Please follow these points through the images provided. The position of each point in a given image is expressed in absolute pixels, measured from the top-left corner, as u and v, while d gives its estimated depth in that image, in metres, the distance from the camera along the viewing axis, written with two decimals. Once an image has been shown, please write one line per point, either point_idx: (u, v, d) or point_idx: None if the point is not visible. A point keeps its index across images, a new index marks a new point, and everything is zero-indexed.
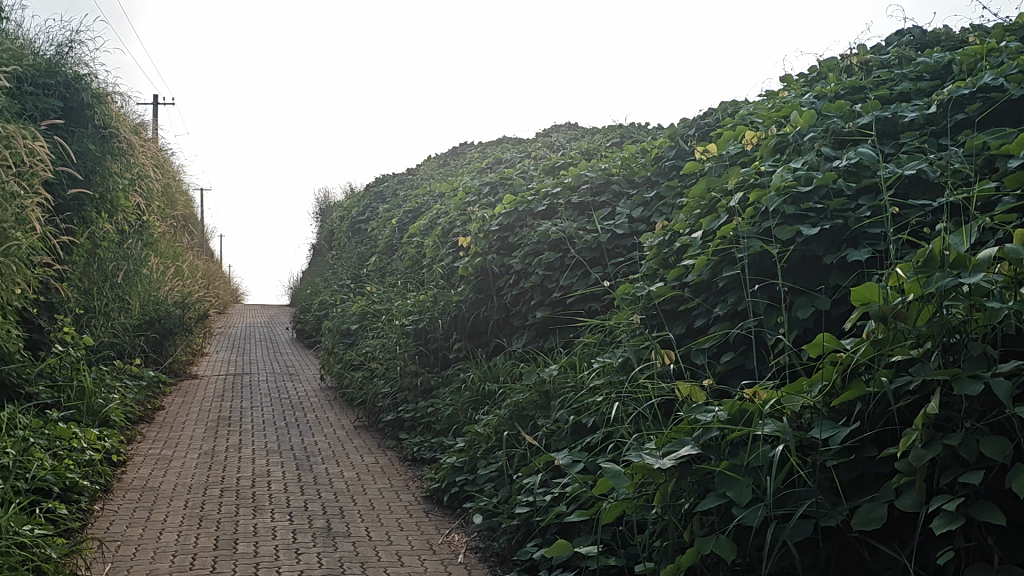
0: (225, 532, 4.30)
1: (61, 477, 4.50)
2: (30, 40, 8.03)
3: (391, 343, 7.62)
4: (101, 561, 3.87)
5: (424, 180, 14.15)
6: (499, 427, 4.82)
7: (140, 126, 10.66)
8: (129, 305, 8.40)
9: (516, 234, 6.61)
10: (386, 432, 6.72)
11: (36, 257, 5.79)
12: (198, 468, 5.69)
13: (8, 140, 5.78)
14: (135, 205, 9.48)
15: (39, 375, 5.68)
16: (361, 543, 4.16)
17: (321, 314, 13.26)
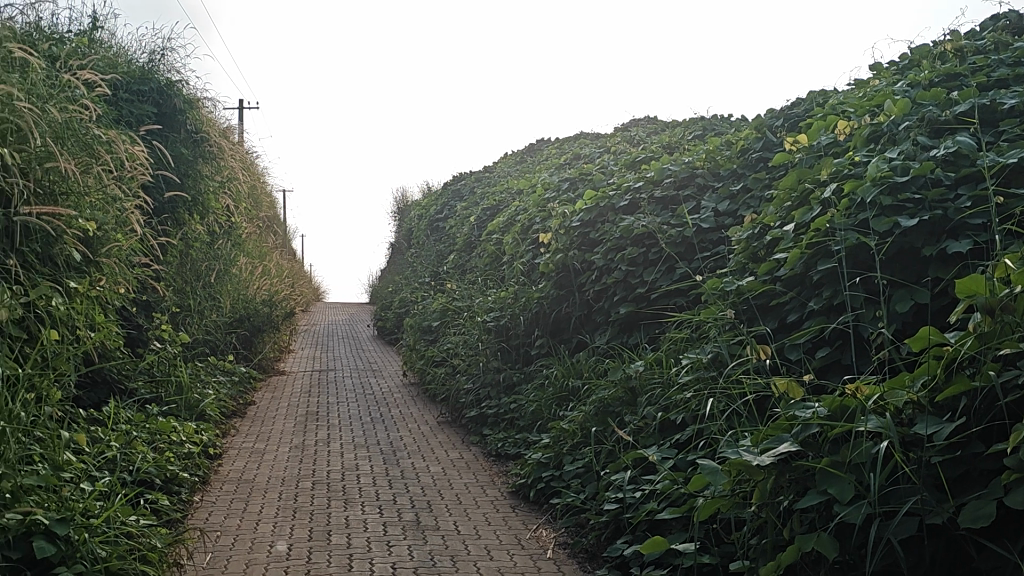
0: (318, 523, 4.40)
1: (163, 469, 4.66)
2: (125, 49, 8.32)
3: (473, 340, 7.67)
4: (203, 550, 4.00)
5: (502, 177, 14.20)
6: (586, 423, 4.81)
7: (228, 130, 10.96)
8: (221, 303, 8.64)
9: (598, 229, 6.58)
10: (470, 428, 6.76)
11: (136, 257, 6.00)
12: (290, 462, 5.83)
13: (109, 145, 6.00)
14: (225, 207, 9.74)
15: (140, 371, 5.88)
16: (450, 537, 4.21)
17: (402, 311, 13.42)
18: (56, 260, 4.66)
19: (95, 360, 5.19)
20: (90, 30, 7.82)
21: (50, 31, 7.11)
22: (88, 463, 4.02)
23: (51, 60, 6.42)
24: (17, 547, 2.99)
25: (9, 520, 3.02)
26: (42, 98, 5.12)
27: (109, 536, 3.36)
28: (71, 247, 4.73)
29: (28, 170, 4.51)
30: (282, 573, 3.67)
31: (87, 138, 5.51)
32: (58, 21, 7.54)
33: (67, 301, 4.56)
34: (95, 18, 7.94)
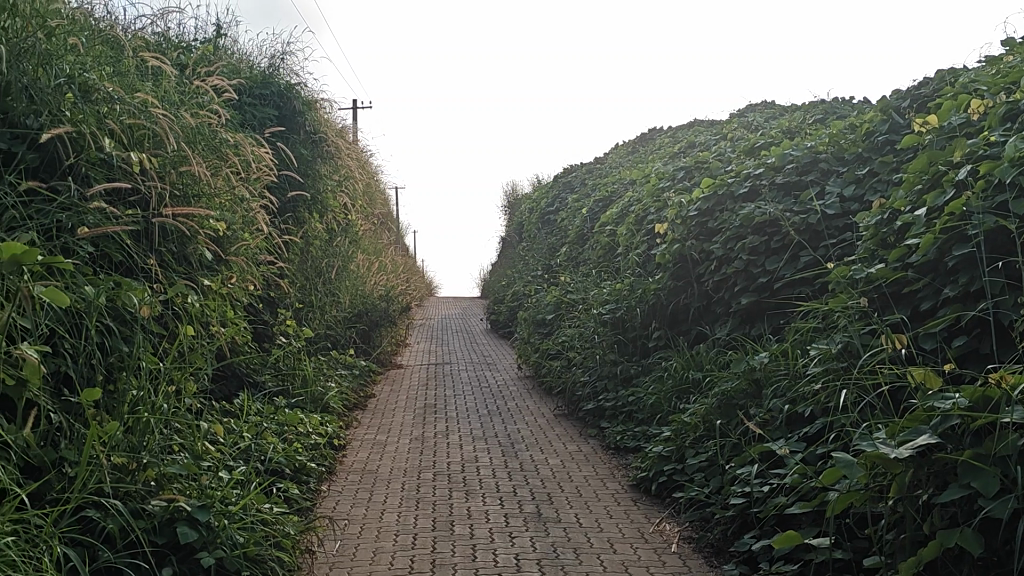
0: (441, 513, 4.48)
1: (292, 460, 4.83)
2: (248, 55, 8.63)
3: (589, 332, 7.65)
4: (333, 538, 4.12)
5: (614, 168, 14.10)
6: (708, 416, 4.74)
7: (343, 130, 11.23)
8: (341, 299, 8.88)
9: (717, 218, 6.46)
10: (588, 421, 6.75)
11: (261, 254, 6.23)
12: (411, 453, 5.96)
13: (236, 148, 6.24)
14: (343, 205, 10.00)
15: (268, 365, 6.10)
16: (572, 529, 4.23)
17: (515, 304, 13.49)
18: (190, 259, 4.88)
19: (226, 355, 5.40)
20: (214, 37, 8.13)
21: (179, 41, 7.43)
22: (224, 453, 4.20)
23: (181, 68, 6.72)
24: (163, 532, 3.14)
25: (154, 506, 3.17)
26: (173, 105, 5.36)
27: (246, 523, 3.50)
28: (203, 247, 4.94)
29: (163, 174, 4.73)
30: (409, 561, 3.75)
31: (215, 141, 5.74)
32: (185, 31, 7.87)
33: (202, 299, 4.77)
34: (219, 26, 8.25)
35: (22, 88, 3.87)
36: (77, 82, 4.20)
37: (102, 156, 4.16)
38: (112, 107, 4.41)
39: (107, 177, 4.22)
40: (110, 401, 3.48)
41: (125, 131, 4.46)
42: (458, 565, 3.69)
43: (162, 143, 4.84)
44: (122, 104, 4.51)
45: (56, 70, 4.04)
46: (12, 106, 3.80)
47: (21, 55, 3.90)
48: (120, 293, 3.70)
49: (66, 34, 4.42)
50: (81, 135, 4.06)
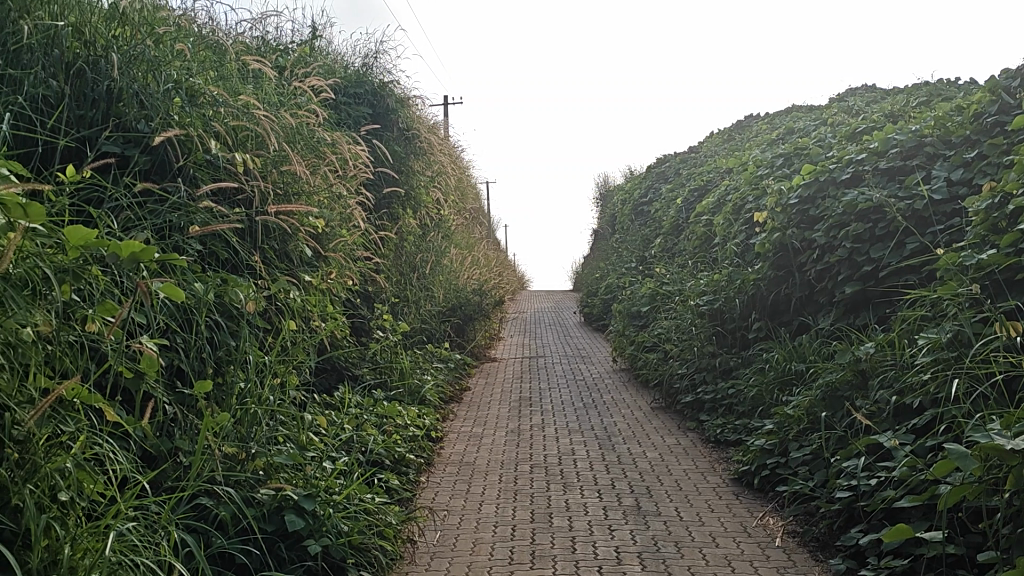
0: (540, 505, 4.51)
1: (391, 451, 4.92)
2: (342, 55, 8.81)
3: (686, 324, 7.56)
4: (433, 528, 4.19)
5: (709, 157, 13.89)
6: (812, 408, 4.64)
7: (435, 126, 11.36)
8: (435, 293, 8.98)
9: (818, 206, 6.32)
10: (687, 414, 6.69)
11: (359, 249, 6.35)
12: (507, 446, 6.00)
13: (333, 146, 6.38)
14: (436, 200, 10.12)
15: (367, 359, 6.22)
16: (673, 523, 4.20)
17: (609, 297, 13.42)
18: (292, 256, 5.01)
19: (328, 349, 5.54)
20: (310, 39, 8.33)
21: (277, 44, 7.64)
22: (328, 444, 4.31)
23: (278, 70, 6.90)
24: (271, 520, 3.24)
25: (263, 495, 3.28)
26: (273, 106, 5.51)
27: (350, 512, 3.58)
28: (304, 244, 5.06)
29: (266, 173, 4.88)
30: (509, 552, 3.78)
31: (312, 141, 5.89)
32: (282, 34, 8.07)
33: (303, 294, 4.89)
34: (315, 28, 8.45)
35: (134, 94, 4.03)
36: (183, 87, 4.36)
37: (208, 157, 4.30)
38: (217, 110, 4.57)
39: (213, 178, 4.37)
40: (219, 393, 3.61)
41: (229, 133, 4.61)
42: (559, 557, 3.71)
43: (264, 143, 4.99)
44: (226, 107, 4.66)
45: (164, 76, 4.20)
46: (125, 112, 3.97)
47: (131, 62, 4.08)
48: (228, 289, 3.84)
49: (172, 41, 4.59)
50: (189, 138, 4.22)
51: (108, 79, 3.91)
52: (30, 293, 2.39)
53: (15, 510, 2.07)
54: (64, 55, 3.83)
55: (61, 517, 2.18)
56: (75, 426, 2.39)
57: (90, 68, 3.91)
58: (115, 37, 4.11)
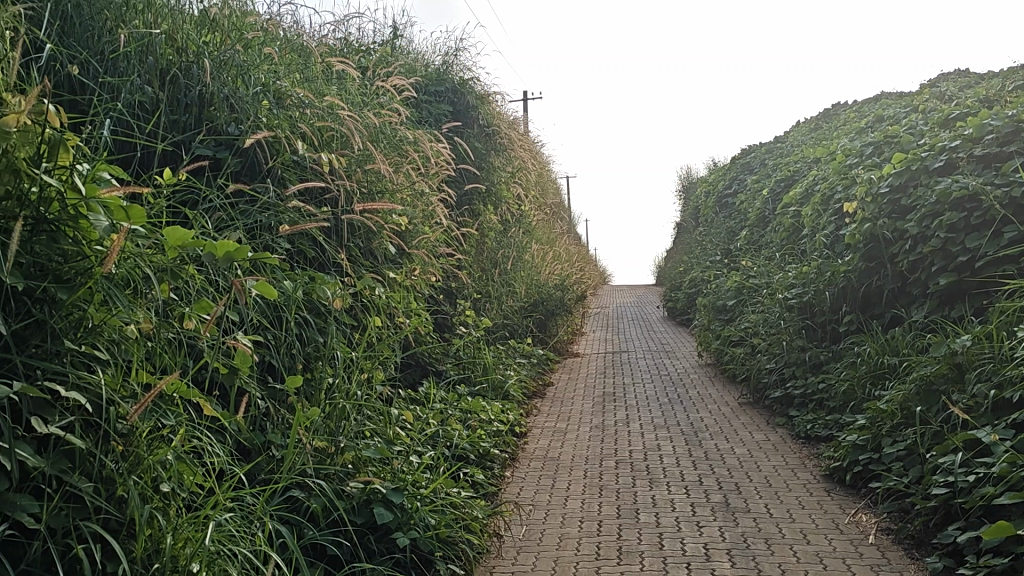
0: (625, 501, 4.50)
1: (476, 446, 4.96)
2: (422, 53, 8.90)
3: (774, 318, 7.43)
4: (519, 523, 4.22)
5: (795, 147, 13.62)
6: (906, 403, 4.52)
7: (515, 121, 11.38)
8: (517, 289, 9.00)
9: (910, 195, 6.15)
10: (775, 410, 6.58)
11: (441, 246, 6.41)
12: (592, 441, 6.00)
13: (416, 144, 6.45)
14: (516, 196, 10.14)
15: (451, 354, 6.27)
16: (762, 519, 4.15)
17: (693, 291, 13.28)
18: (376, 253, 5.09)
19: (412, 345, 5.61)
20: (391, 38, 8.43)
21: (359, 44, 7.76)
22: (415, 439, 4.37)
23: (361, 70, 7.01)
24: (361, 512, 3.30)
25: (353, 488, 3.34)
26: (357, 106, 5.62)
27: (437, 505, 3.63)
28: (388, 241, 5.13)
29: (351, 173, 4.97)
30: (595, 548, 3.78)
31: (395, 139, 5.97)
32: (365, 35, 8.19)
33: (388, 291, 4.96)
34: (395, 27, 8.56)
35: (224, 98, 4.15)
36: (271, 90, 4.49)
37: (296, 158, 4.41)
38: (303, 112, 4.68)
39: (300, 178, 4.47)
40: (309, 388, 3.70)
41: (315, 134, 4.72)
42: (646, 553, 3.69)
43: (349, 143, 5.08)
44: (311, 108, 4.77)
45: (252, 80, 4.32)
46: (216, 115, 4.09)
47: (222, 67, 4.21)
48: (316, 287, 3.93)
49: (260, 45, 4.72)
50: (277, 140, 4.33)
51: (199, 84, 4.04)
52: (131, 292, 2.48)
53: (121, 500, 2.14)
54: (158, 62, 3.96)
55: (163, 507, 2.25)
56: (175, 420, 2.47)
57: (183, 74, 4.04)
58: (206, 43, 4.24)
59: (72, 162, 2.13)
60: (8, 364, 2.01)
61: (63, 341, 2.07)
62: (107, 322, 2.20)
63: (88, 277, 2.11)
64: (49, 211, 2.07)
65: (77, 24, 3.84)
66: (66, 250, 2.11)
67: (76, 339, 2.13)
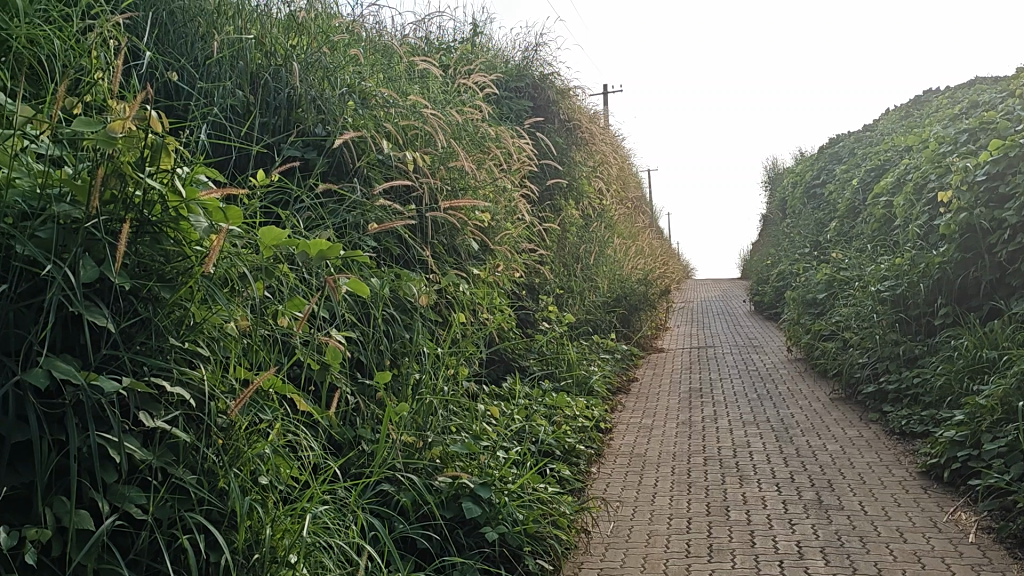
0: (715, 499, 4.45)
1: (562, 441, 4.95)
2: (501, 50, 8.93)
3: (866, 311, 7.25)
4: (607, 519, 4.20)
5: (886, 135, 13.25)
6: (1006, 398, 4.42)
7: (595, 115, 11.32)
8: (600, 283, 8.94)
9: (1008, 182, 5.95)
10: (869, 405, 6.41)
11: (523, 241, 6.42)
12: (679, 438, 5.94)
13: (498, 140, 6.48)
14: (597, 190, 10.10)
15: (534, 350, 6.28)
16: (857, 517, 4.06)
17: (781, 284, 13.03)
18: (460, 250, 5.12)
19: (496, 341, 5.64)
20: (471, 36, 8.47)
21: (441, 43, 7.84)
22: (501, 434, 4.39)
23: (442, 68, 7.06)
24: (450, 507, 3.34)
25: (441, 483, 3.38)
26: (439, 104, 5.67)
27: (525, 500, 3.65)
28: (471, 238, 5.16)
29: (435, 170, 5.02)
30: (685, 545, 3.75)
31: (477, 136, 6.01)
32: (446, 33, 8.28)
33: (472, 288, 5.00)
34: (476, 24, 8.62)
35: (311, 100, 4.25)
36: (356, 91, 4.58)
37: (381, 157, 4.48)
38: (387, 111, 4.75)
39: (385, 176, 4.54)
40: (396, 384, 3.75)
41: (399, 133, 4.78)
42: (737, 551, 3.65)
43: (432, 141, 5.13)
44: (395, 108, 4.84)
45: (338, 82, 4.42)
46: (304, 117, 4.17)
47: (309, 69, 4.32)
48: (402, 283, 3.98)
49: (345, 47, 4.81)
50: (362, 140, 4.41)
51: (288, 87, 4.14)
52: (229, 290, 2.56)
53: (222, 492, 2.21)
54: (248, 66, 4.07)
55: (262, 499, 2.31)
56: (271, 414, 2.53)
57: (272, 77, 4.15)
58: (294, 46, 4.35)
59: (173, 166, 2.20)
60: (115, 361, 2.07)
61: (167, 339, 2.14)
62: (207, 320, 2.27)
63: (188, 277, 2.19)
64: (152, 213, 2.14)
65: (171, 32, 3.95)
66: (168, 250, 2.19)
67: (178, 336, 2.20)
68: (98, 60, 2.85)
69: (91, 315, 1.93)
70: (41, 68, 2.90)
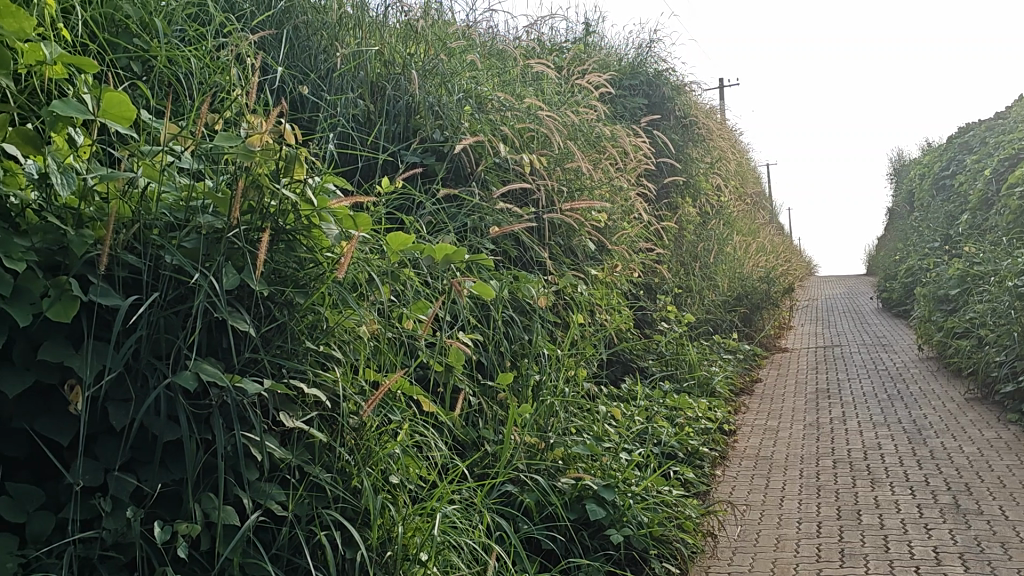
0: (845, 502, 4.32)
1: (685, 443, 4.89)
2: (613, 48, 8.89)
3: (1003, 307, 6.91)
4: (734, 523, 4.13)
5: (1021, 121, 12.60)
6: None
7: (711, 111, 11.14)
8: (720, 281, 8.77)
9: None
10: (1007, 406, 6.12)
11: (640, 240, 6.38)
12: (806, 439, 5.78)
13: (613, 139, 6.46)
14: (715, 186, 9.94)
15: (653, 351, 6.23)
16: (997, 522, 3.88)
17: (910, 280, 12.52)
18: (577, 251, 5.13)
19: (615, 342, 5.61)
20: (583, 36, 8.47)
21: (554, 43, 7.87)
22: (623, 436, 4.37)
23: (556, 69, 7.08)
24: (574, 508, 3.34)
25: (564, 484, 3.37)
26: (553, 106, 5.69)
27: (649, 503, 3.62)
28: (587, 239, 5.17)
29: (551, 172, 5.05)
30: (816, 550, 3.66)
31: (592, 137, 6.01)
32: (559, 34, 8.30)
33: (590, 289, 5.00)
34: (588, 24, 8.61)
35: (430, 107, 4.34)
36: (472, 96, 4.66)
37: (498, 160, 4.54)
38: (503, 115, 4.81)
39: (503, 180, 4.59)
40: (517, 385, 3.80)
41: (516, 136, 4.83)
42: (870, 556, 3.54)
43: (548, 143, 5.16)
44: (511, 111, 4.90)
45: (455, 88, 4.50)
46: (422, 123, 4.26)
47: (428, 77, 4.42)
48: (521, 285, 4.04)
49: (461, 53, 4.89)
50: (480, 144, 4.47)
51: (408, 95, 4.25)
52: (358, 296, 2.65)
53: (356, 490, 2.28)
54: (368, 76, 4.19)
55: (393, 498, 2.38)
56: (399, 415, 2.60)
57: (392, 86, 4.26)
58: (411, 54, 4.45)
59: (305, 176, 2.29)
60: (256, 364, 2.17)
61: (302, 342, 2.23)
62: (339, 324, 2.35)
63: (321, 282, 2.27)
64: (287, 222, 2.23)
65: (296, 45, 4.07)
66: (302, 257, 2.28)
67: (313, 340, 2.29)
68: (231, 77, 2.98)
69: (233, 320, 2.03)
70: (179, 86, 3.04)
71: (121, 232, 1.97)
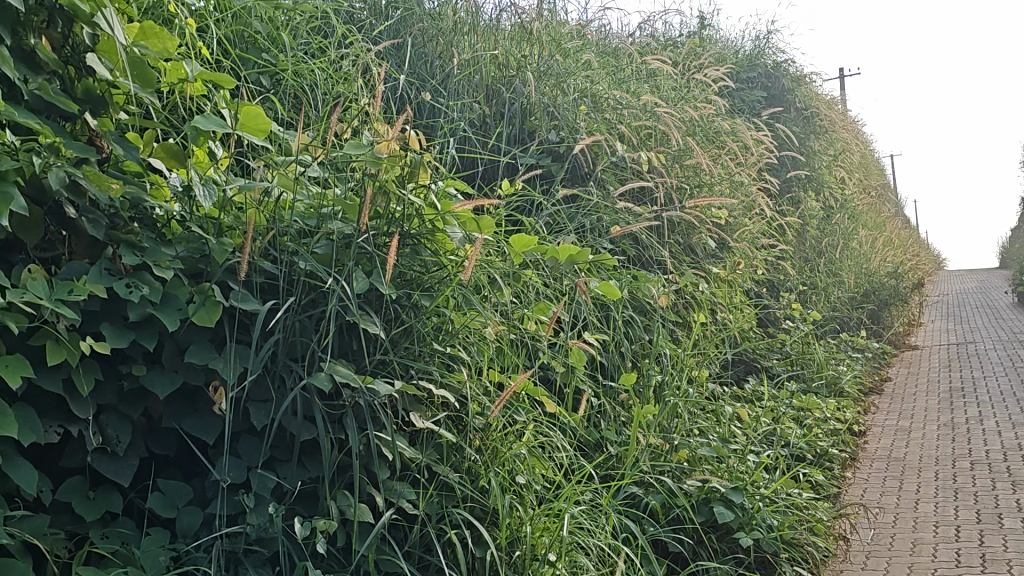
0: (986, 505, 4.12)
1: (813, 445, 4.75)
2: (729, 41, 8.73)
3: None
4: (867, 526, 3.99)
5: None
6: None
7: (833, 100, 10.81)
8: (846, 276, 8.48)
9: None
10: None
11: (762, 235, 6.25)
12: (941, 441, 5.53)
13: (732, 133, 6.35)
14: (839, 178, 9.64)
15: (777, 350, 6.09)
16: None
17: None
18: (697, 249, 5.06)
19: (737, 341, 5.51)
20: (698, 30, 8.36)
21: (668, 39, 7.78)
22: (749, 437, 4.28)
23: (671, 65, 7.01)
24: (701, 511, 3.25)
25: (691, 486, 3.31)
26: (670, 103, 5.64)
27: (779, 506, 3.53)
28: (707, 237, 5.10)
29: (669, 169, 5.00)
30: (955, 555, 3.50)
31: (710, 132, 5.92)
32: (673, 30, 8.20)
33: (711, 286, 4.93)
34: (703, 18, 8.48)
35: (545, 107, 4.36)
36: (587, 95, 4.67)
37: (615, 158, 4.52)
38: (619, 114, 4.79)
39: (620, 178, 4.58)
40: (639, 385, 3.78)
41: (632, 134, 4.81)
42: (1014, 561, 3.37)
43: (664, 140, 5.11)
44: (627, 109, 4.87)
45: (569, 87, 4.52)
46: (538, 125, 4.27)
47: (542, 79, 4.45)
48: (640, 285, 4.02)
49: (576, 53, 4.90)
50: (597, 144, 4.47)
51: (524, 97, 4.28)
52: (481, 297, 2.69)
53: (484, 489, 2.31)
54: (484, 79, 4.25)
55: (520, 497, 2.39)
56: (524, 417, 2.62)
57: (508, 89, 4.30)
58: (526, 57, 4.49)
59: (429, 181, 2.33)
60: (386, 365, 2.22)
61: (428, 344, 2.27)
62: (465, 326, 2.39)
63: (446, 285, 2.32)
64: (411, 227, 2.27)
65: (414, 52, 4.15)
66: (427, 260, 2.33)
67: (440, 342, 2.33)
68: (354, 86, 3.06)
69: (364, 323, 2.08)
70: (306, 97, 3.15)
71: (258, 239, 2.05)
